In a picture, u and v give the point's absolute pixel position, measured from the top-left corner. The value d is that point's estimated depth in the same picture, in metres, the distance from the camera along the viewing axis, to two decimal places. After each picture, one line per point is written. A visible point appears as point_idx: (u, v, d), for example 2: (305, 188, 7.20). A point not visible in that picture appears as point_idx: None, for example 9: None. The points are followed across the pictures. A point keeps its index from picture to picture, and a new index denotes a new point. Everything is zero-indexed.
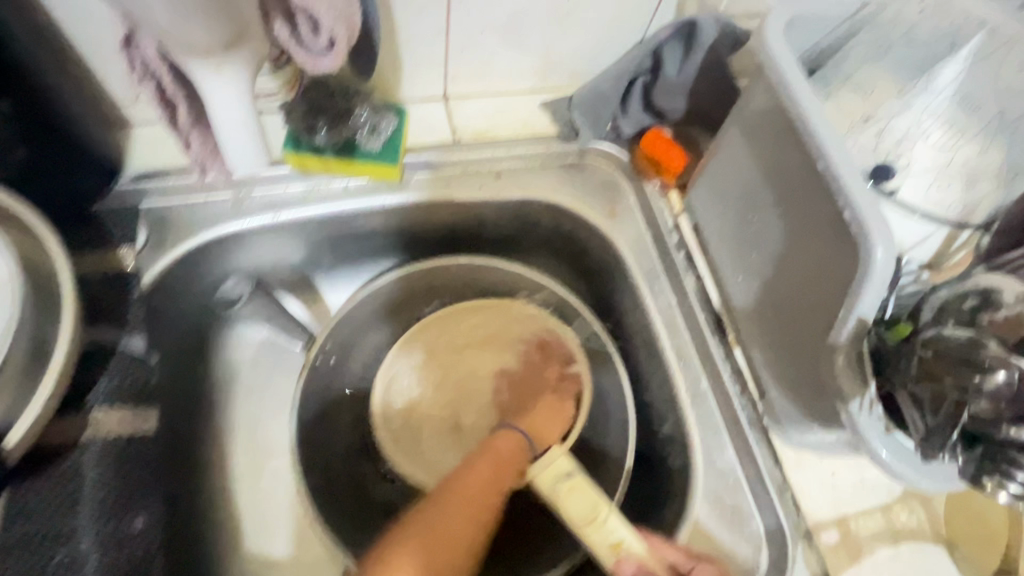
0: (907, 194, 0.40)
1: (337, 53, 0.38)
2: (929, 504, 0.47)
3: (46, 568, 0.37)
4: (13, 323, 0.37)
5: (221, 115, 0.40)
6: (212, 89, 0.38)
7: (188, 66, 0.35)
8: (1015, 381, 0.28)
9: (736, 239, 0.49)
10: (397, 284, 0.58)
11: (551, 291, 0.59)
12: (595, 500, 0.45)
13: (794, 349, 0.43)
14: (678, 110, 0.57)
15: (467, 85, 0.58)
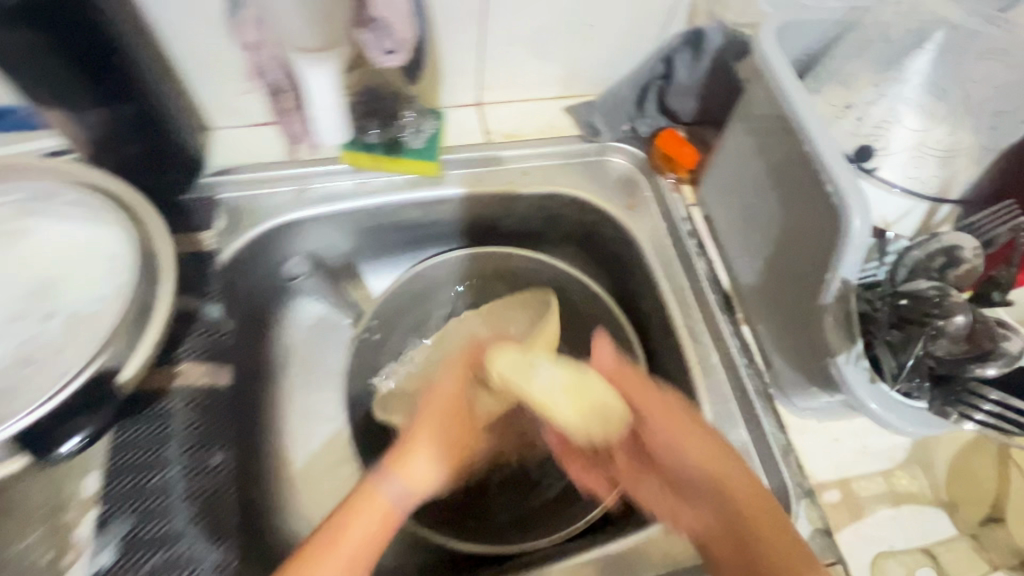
0: (886, 170, 0.45)
1: (400, 55, 0.48)
2: (930, 470, 0.50)
3: (144, 487, 0.45)
4: (131, 301, 0.45)
5: (317, 103, 0.49)
6: (312, 83, 0.47)
7: (298, 61, 0.44)
8: (971, 321, 0.34)
9: (742, 223, 0.54)
10: (436, 269, 0.64)
11: (570, 278, 0.64)
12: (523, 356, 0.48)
13: (793, 319, 0.48)
14: (690, 112, 0.63)
15: (498, 92, 0.66)
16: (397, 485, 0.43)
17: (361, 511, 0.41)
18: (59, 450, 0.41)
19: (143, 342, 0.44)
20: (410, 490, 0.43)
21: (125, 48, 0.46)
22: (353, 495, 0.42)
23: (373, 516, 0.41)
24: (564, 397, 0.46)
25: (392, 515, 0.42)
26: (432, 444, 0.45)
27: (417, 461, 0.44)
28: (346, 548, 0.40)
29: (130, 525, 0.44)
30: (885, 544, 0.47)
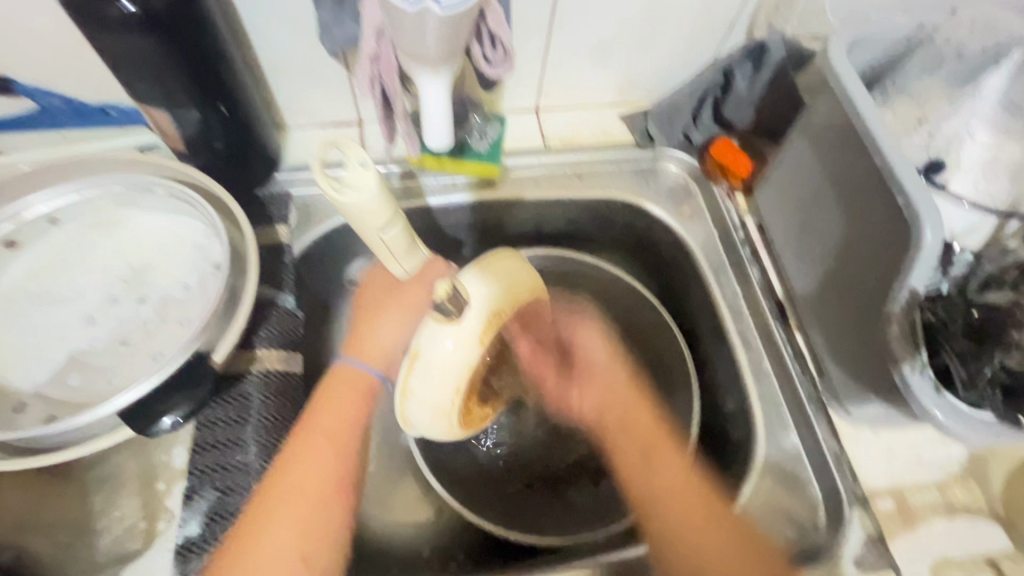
0: (956, 185, 0.46)
1: (511, 61, 0.48)
2: (986, 484, 0.50)
3: (227, 464, 0.48)
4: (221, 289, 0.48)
5: (428, 109, 0.47)
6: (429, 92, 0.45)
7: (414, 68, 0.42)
8: None
9: (799, 233, 0.55)
10: None
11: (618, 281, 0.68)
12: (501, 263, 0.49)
13: (850, 328, 0.49)
14: (746, 121, 0.64)
15: (557, 99, 0.68)
16: (359, 357, 0.47)
17: (336, 388, 0.46)
18: (162, 420, 0.44)
19: (232, 328, 0.47)
20: (373, 357, 0.47)
21: (226, 52, 0.49)
22: (326, 381, 0.46)
23: (351, 389, 0.46)
24: (512, 284, 0.48)
25: (365, 383, 0.46)
26: (381, 318, 0.47)
27: (370, 332, 0.47)
28: (332, 419, 0.44)
29: (213, 498, 0.47)
30: (940, 554, 0.47)
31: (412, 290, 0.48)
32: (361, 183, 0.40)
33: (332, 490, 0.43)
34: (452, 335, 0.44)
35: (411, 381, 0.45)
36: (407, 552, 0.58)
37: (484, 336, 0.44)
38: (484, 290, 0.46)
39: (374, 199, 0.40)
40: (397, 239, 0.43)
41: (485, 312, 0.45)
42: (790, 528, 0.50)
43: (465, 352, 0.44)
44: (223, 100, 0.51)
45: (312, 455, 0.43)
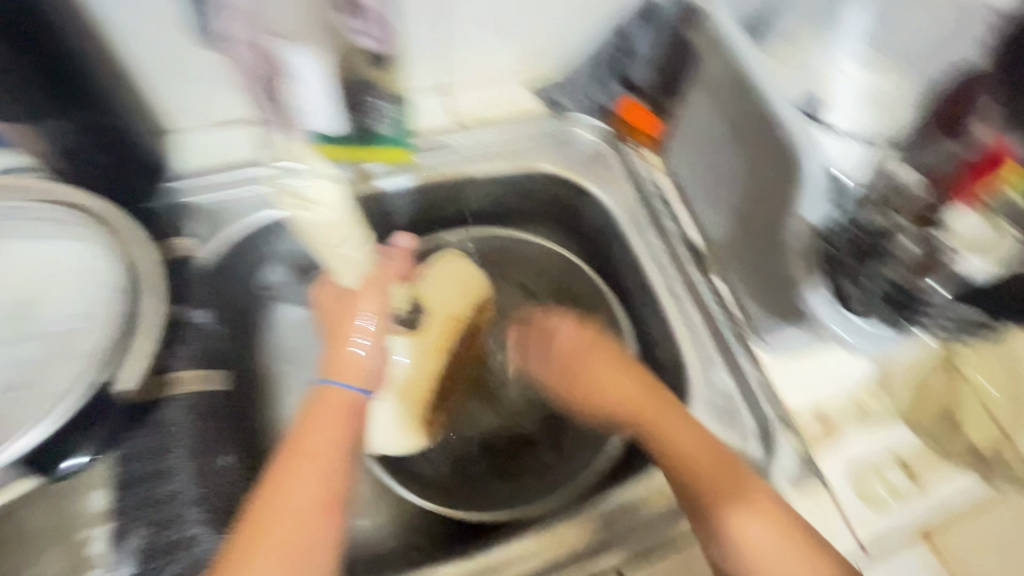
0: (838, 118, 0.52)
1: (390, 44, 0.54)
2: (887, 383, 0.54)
3: (155, 498, 0.45)
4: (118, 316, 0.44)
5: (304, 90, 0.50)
6: (305, 72, 0.49)
7: (298, 60, 0.48)
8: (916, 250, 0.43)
9: (710, 186, 0.57)
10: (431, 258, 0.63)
11: (549, 254, 0.71)
12: (456, 269, 0.60)
13: (759, 270, 0.52)
14: (649, 81, 0.66)
15: (464, 78, 0.66)
16: (336, 375, 0.45)
17: (319, 412, 0.43)
18: (60, 467, 0.42)
19: (135, 355, 0.44)
20: (350, 375, 0.45)
21: (81, 56, 0.45)
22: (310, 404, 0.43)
23: (335, 409, 0.43)
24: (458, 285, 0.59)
25: (346, 401, 0.44)
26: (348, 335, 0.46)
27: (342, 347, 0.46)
28: (315, 441, 0.41)
29: (143, 538, 0.44)
30: (858, 460, 0.51)
31: (366, 299, 0.48)
32: (318, 198, 0.43)
33: (317, 513, 0.39)
34: (403, 348, 0.55)
35: (383, 398, 0.55)
36: (368, 550, 0.57)
37: (445, 341, 0.57)
38: (433, 300, 0.57)
39: (340, 214, 0.44)
40: (350, 254, 0.46)
41: (443, 321, 0.57)
42: None
43: (429, 358, 0.56)
44: (85, 108, 0.46)
45: (295, 475, 0.40)
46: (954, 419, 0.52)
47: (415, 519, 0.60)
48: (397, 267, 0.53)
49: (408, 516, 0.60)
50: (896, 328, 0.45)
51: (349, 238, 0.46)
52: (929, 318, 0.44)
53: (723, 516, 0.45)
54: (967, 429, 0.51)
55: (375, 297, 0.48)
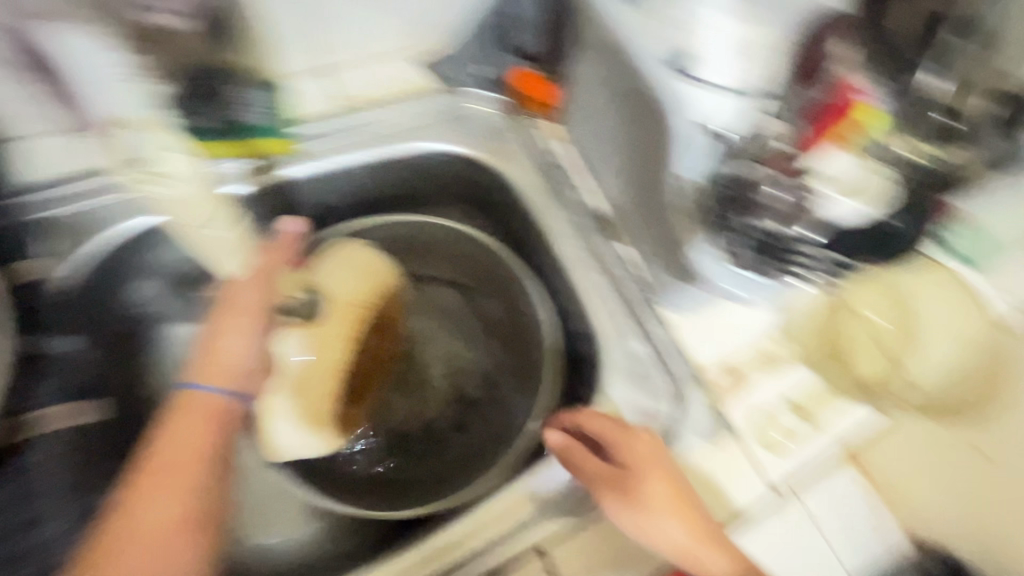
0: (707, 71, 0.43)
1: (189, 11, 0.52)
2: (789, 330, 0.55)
3: (17, 548, 0.47)
4: None
5: (76, 65, 0.47)
6: (64, 40, 0.46)
7: (53, 30, 0.46)
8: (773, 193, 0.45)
9: (606, 148, 0.56)
10: (333, 249, 0.56)
11: (467, 240, 0.65)
12: (360, 259, 0.55)
13: (653, 231, 0.51)
14: (536, 45, 0.64)
15: (340, 54, 0.62)
16: (204, 380, 0.42)
17: (184, 415, 0.41)
18: None
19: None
20: (219, 375, 0.42)
21: None
22: (167, 418, 0.40)
23: (199, 418, 0.41)
24: (360, 272, 0.54)
25: (214, 405, 0.41)
26: (224, 329, 0.44)
27: (218, 343, 0.43)
28: (174, 451, 0.39)
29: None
30: (755, 406, 0.53)
31: (246, 291, 0.46)
32: (173, 170, 0.45)
33: (177, 529, 0.37)
34: (297, 342, 0.50)
35: (278, 396, 0.50)
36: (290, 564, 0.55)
37: (351, 330, 0.52)
38: (335, 287, 0.53)
39: (195, 188, 0.46)
40: (218, 237, 0.48)
41: (344, 310, 0.52)
42: (647, 425, 0.52)
43: (332, 351, 0.51)
44: None
45: (154, 491, 0.37)
46: (856, 374, 0.53)
47: (337, 524, 0.57)
48: (282, 257, 0.49)
49: (330, 522, 0.57)
50: (777, 275, 0.48)
51: (211, 218, 0.47)
52: (804, 261, 0.48)
53: (603, 503, 0.46)
54: (854, 363, 0.54)
55: (258, 287, 0.46)
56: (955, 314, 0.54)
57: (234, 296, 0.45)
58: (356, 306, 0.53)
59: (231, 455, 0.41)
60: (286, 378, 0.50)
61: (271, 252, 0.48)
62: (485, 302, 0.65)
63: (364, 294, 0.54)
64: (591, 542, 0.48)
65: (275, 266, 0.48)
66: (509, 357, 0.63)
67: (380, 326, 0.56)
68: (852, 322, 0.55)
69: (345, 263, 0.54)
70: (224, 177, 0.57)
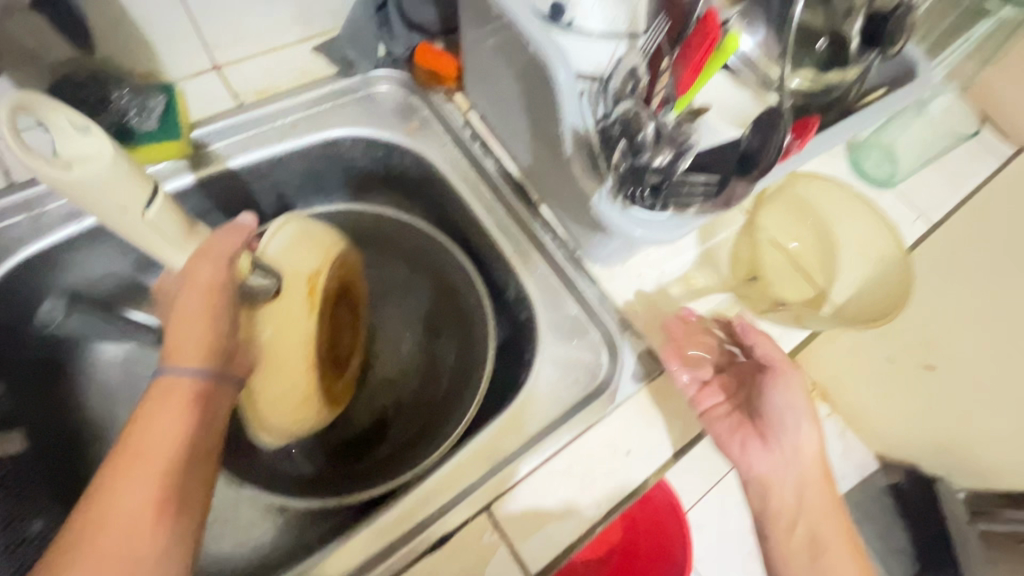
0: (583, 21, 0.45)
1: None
2: (716, 260, 0.60)
3: None
4: None
5: None
6: None
7: None
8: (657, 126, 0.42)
9: (507, 112, 0.56)
10: (281, 224, 0.52)
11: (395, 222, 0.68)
12: (314, 233, 0.52)
13: (563, 190, 0.53)
14: (434, 21, 0.62)
15: (233, 49, 0.61)
16: (176, 356, 0.41)
17: (158, 401, 0.39)
18: None
19: None
20: (193, 355, 0.41)
21: None
22: (142, 401, 0.39)
23: (178, 402, 0.39)
24: (319, 243, 0.52)
25: (191, 388, 0.40)
26: (184, 310, 0.42)
27: (184, 321, 0.42)
28: (151, 437, 0.37)
29: None
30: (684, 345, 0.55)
31: (204, 267, 0.44)
32: (88, 151, 0.35)
33: (152, 513, 0.35)
34: (267, 321, 0.48)
35: (258, 377, 0.47)
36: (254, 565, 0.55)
37: (311, 301, 0.50)
38: (285, 261, 0.49)
39: (114, 167, 0.35)
40: (161, 216, 0.41)
41: (301, 281, 0.49)
42: (586, 377, 0.54)
43: (300, 323, 0.49)
44: None
45: (131, 476, 0.35)
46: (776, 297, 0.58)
47: (297, 518, 0.57)
48: (231, 240, 0.45)
49: (288, 517, 0.57)
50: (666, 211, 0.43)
51: (133, 195, 0.38)
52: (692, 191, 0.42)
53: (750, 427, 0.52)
54: (776, 289, 0.60)
55: (210, 263, 0.44)
56: (853, 241, 0.62)
57: (195, 279, 0.43)
58: (316, 278, 0.50)
59: (215, 433, 0.40)
60: (262, 360, 0.48)
61: (221, 235, 0.46)
62: (420, 278, 0.67)
63: (324, 265, 0.51)
64: (540, 495, 0.49)
65: (223, 249, 0.45)
66: (450, 330, 0.65)
67: (342, 295, 0.55)
68: (771, 252, 0.62)
69: (300, 236, 0.51)
70: (167, 173, 0.56)
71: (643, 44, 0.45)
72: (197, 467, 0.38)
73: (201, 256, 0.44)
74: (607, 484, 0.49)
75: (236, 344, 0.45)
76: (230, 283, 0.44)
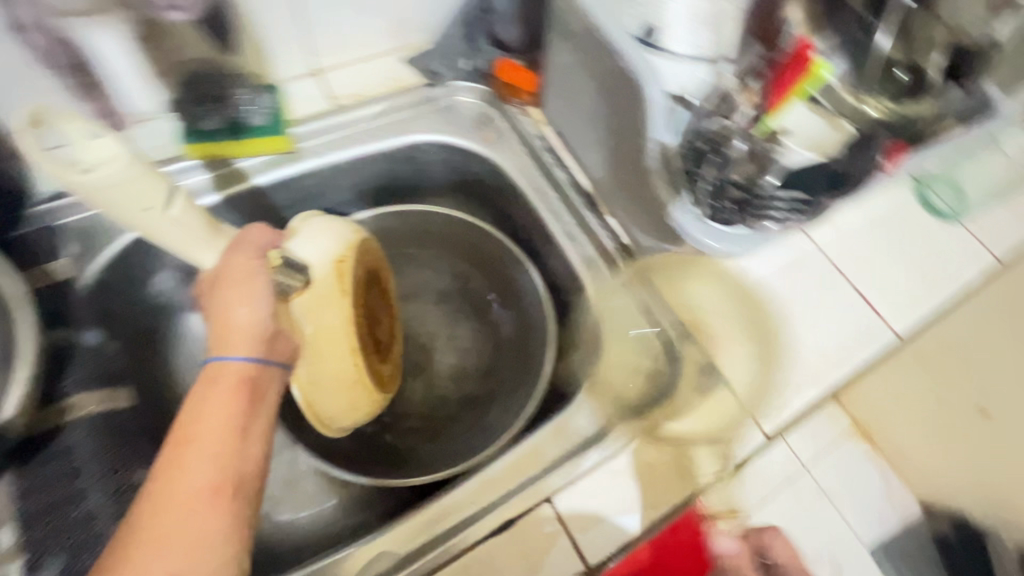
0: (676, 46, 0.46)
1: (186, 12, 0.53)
2: (759, 306, 0.59)
3: (68, 518, 0.47)
4: None
5: (112, 63, 0.54)
6: (101, 45, 0.52)
7: (79, 29, 0.51)
8: (744, 143, 0.46)
9: (584, 125, 0.60)
10: (308, 216, 0.54)
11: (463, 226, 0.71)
12: (339, 222, 0.54)
13: (635, 201, 0.56)
14: (517, 39, 0.68)
15: (332, 57, 0.66)
16: (223, 350, 0.43)
17: (210, 387, 0.41)
18: None
19: (17, 383, 0.46)
20: (241, 344, 0.43)
21: None
22: (196, 387, 0.41)
23: (229, 388, 0.41)
24: (343, 234, 0.53)
25: (239, 373, 0.42)
26: (223, 300, 0.44)
27: (225, 313, 0.44)
28: (204, 422, 0.39)
29: (62, 562, 0.45)
30: (744, 361, 0.56)
31: (239, 257, 0.45)
32: (102, 155, 0.35)
33: (211, 495, 0.37)
34: (305, 309, 0.49)
35: (305, 364, 0.50)
36: (318, 538, 0.57)
37: (342, 285, 0.51)
38: (309, 250, 0.51)
39: (130, 169, 0.36)
40: (183, 215, 0.42)
41: (329, 269, 0.51)
42: (644, 381, 0.56)
43: (337, 309, 0.50)
44: None
45: (190, 460, 0.37)
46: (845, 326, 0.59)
47: (356, 497, 0.60)
48: (260, 235, 0.48)
49: (347, 496, 0.60)
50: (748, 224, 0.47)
51: (154, 195, 0.39)
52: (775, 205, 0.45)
53: None
54: None
55: (244, 255, 0.45)
56: (894, 276, 0.62)
57: (224, 276, 0.45)
58: (342, 264, 0.52)
59: (263, 418, 0.42)
60: (306, 348, 0.49)
61: (242, 235, 0.47)
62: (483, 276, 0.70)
63: (347, 251, 0.53)
64: (599, 492, 0.50)
65: (250, 245, 0.47)
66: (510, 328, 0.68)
67: (370, 284, 0.56)
68: (815, 285, 0.60)
69: (328, 227, 0.53)
70: (195, 190, 0.59)
71: (734, 70, 0.50)
72: (248, 451, 0.40)
73: (231, 252, 0.46)
74: (664, 488, 0.50)
75: (277, 331, 0.45)
76: (264, 271, 0.46)
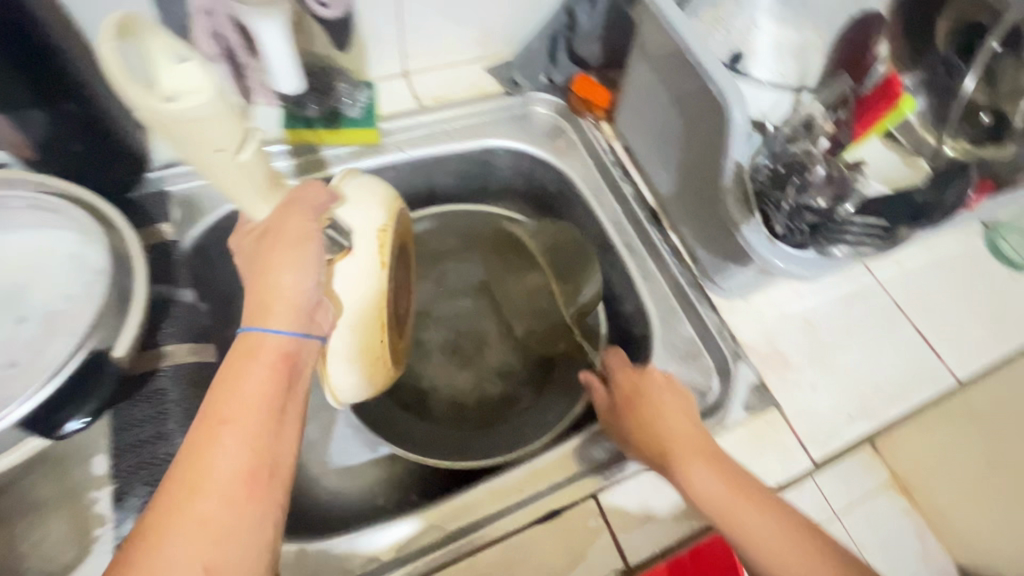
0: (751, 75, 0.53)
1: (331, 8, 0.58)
2: (815, 335, 0.60)
3: (155, 456, 0.51)
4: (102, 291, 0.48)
5: (269, 50, 0.56)
6: (265, 36, 0.54)
7: (249, 17, 0.53)
8: (827, 171, 0.48)
9: (656, 142, 0.62)
10: (349, 174, 0.54)
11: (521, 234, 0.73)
12: (387, 194, 0.55)
13: (703, 218, 0.57)
14: (597, 57, 0.71)
15: (422, 61, 0.71)
16: (259, 321, 0.41)
17: (243, 362, 0.39)
18: (65, 428, 0.47)
19: (126, 328, 0.49)
20: (282, 316, 0.41)
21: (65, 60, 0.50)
22: (228, 361, 0.39)
23: (267, 367, 0.40)
24: (386, 205, 0.54)
25: (279, 348, 0.40)
26: (273, 257, 0.43)
27: (272, 273, 0.43)
28: (236, 402, 0.37)
29: (145, 494, 0.49)
30: (795, 385, 0.57)
31: (294, 217, 0.45)
32: (191, 84, 0.30)
33: (246, 480, 0.36)
34: (342, 274, 0.50)
35: (337, 334, 0.50)
36: (364, 507, 0.60)
37: (382, 256, 0.52)
38: (358, 216, 0.52)
39: (217, 104, 0.31)
40: (252, 160, 0.39)
41: (372, 238, 0.52)
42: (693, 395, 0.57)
43: (374, 277, 0.51)
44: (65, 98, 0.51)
45: (222, 442, 0.36)
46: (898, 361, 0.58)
47: (401, 474, 0.63)
48: (316, 195, 0.47)
49: (393, 472, 0.63)
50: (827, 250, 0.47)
51: (229, 136, 0.34)
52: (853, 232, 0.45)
53: None
54: None
55: (298, 214, 0.45)
56: (946, 318, 0.61)
57: (274, 231, 0.44)
58: (383, 236, 0.52)
59: (297, 400, 0.40)
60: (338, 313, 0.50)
61: (297, 193, 0.46)
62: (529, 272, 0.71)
63: (388, 220, 0.53)
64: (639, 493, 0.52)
65: (304, 203, 0.46)
66: (556, 334, 0.69)
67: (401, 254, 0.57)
68: (874, 318, 0.61)
69: (378, 197, 0.54)
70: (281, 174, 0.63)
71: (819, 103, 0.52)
72: (283, 435, 0.39)
73: (286, 207, 0.45)
74: None
75: (318, 300, 0.45)
76: (318, 234, 0.45)
